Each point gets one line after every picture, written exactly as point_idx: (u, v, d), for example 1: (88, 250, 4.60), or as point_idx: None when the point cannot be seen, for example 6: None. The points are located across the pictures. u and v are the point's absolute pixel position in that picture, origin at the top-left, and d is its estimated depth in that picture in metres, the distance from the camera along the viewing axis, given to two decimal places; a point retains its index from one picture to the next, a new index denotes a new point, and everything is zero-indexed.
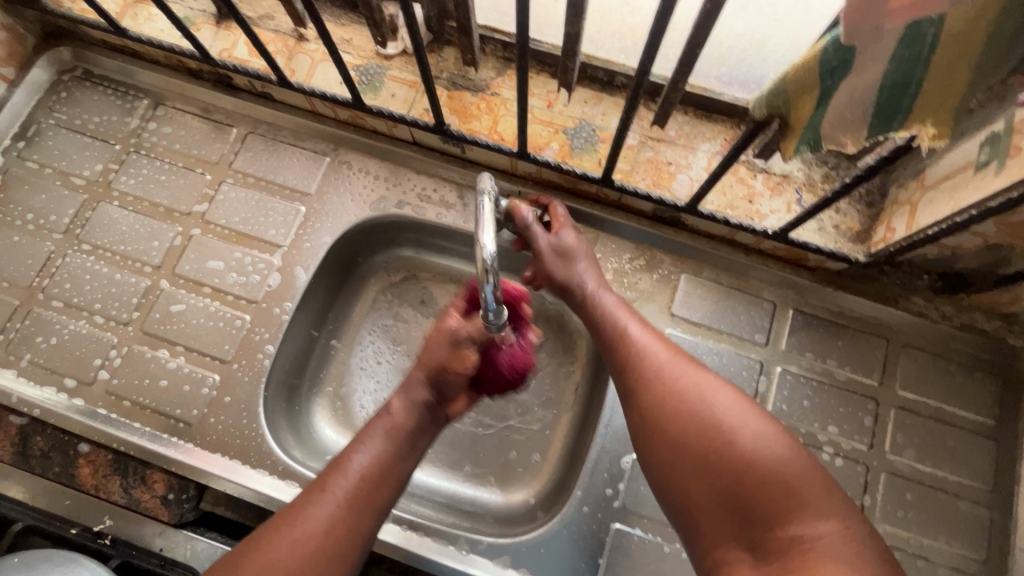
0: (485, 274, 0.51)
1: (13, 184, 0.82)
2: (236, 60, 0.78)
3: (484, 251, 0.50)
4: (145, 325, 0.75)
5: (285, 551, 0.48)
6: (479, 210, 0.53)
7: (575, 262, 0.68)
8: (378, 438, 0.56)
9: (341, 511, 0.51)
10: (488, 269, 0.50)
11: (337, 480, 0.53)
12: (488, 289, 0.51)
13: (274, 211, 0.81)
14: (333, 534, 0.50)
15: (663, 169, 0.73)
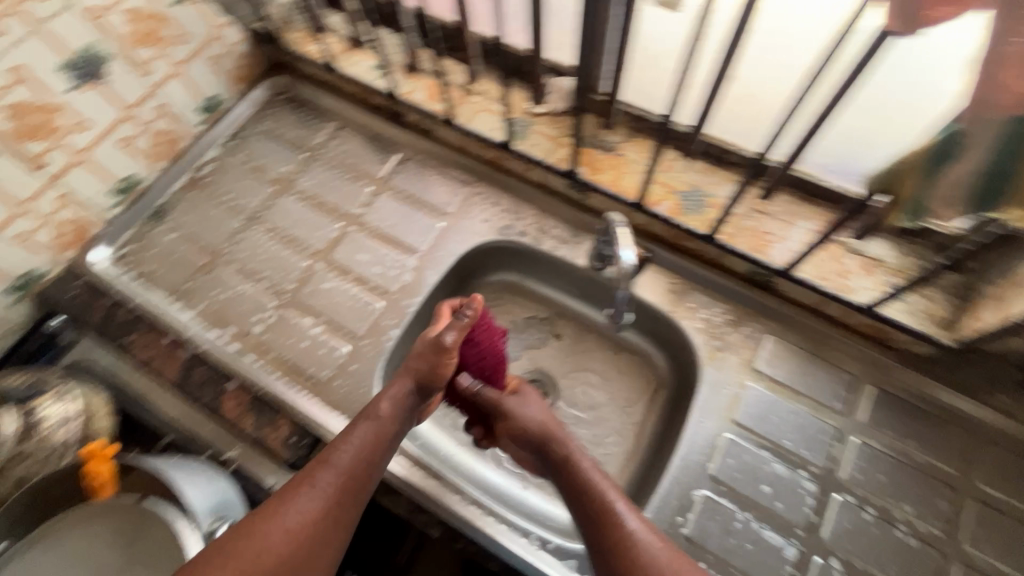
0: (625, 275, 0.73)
1: (223, 171, 1.03)
2: (415, 101, 0.97)
3: (629, 264, 0.70)
4: (299, 295, 0.90)
5: (275, 535, 0.57)
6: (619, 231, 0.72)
7: (543, 423, 0.74)
8: (363, 439, 0.66)
9: (321, 509, 0.60)
10: (629, 271, 0.72)
11: (321, 478, 0.62)
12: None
13: (418, 223, 0.96)
14: (314, 527, 0.59)
15: (762, 237, 0.82)
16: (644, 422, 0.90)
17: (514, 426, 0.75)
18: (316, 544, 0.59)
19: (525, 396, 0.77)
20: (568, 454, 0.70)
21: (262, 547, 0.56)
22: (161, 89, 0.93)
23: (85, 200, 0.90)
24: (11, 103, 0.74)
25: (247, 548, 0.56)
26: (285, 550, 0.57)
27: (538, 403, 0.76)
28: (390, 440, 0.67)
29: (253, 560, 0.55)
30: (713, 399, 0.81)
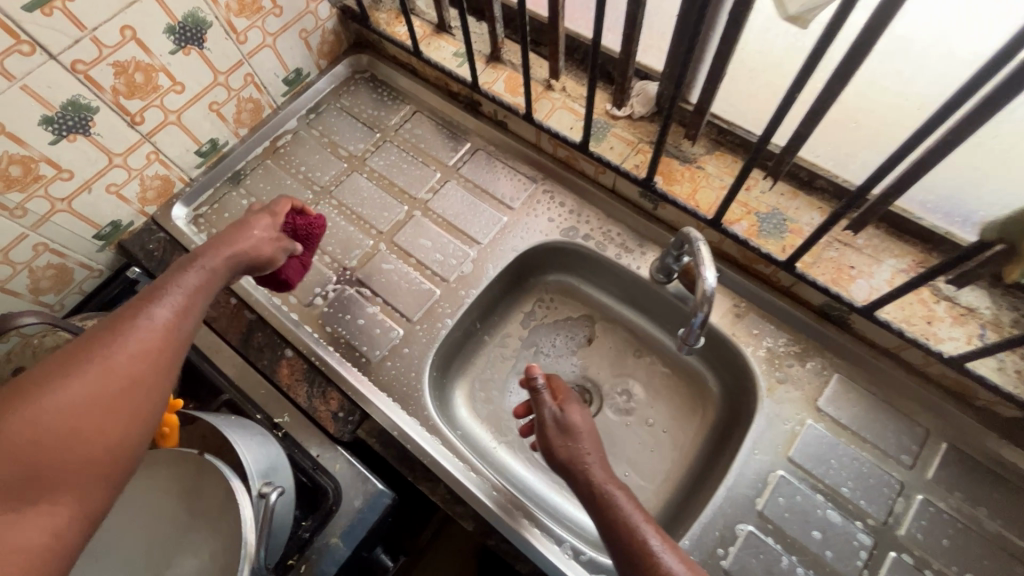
0: (702, 303, 0.67)
1: (299, 143, 1.05)
2: (494, 92, 0.97)
3: (705, 285, 0.66)
4: (359, 273, 0.92)
5: (109, 362, 0.50)
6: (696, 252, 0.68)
7: (577, 441, 0.70)
8: (189, 286, 0.61)
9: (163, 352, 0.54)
10: (706, 299, 0.67)
11: (156, 310, 0.56)
12: (699, 315, 0.68)
13: (482, 215, 0.96)
14: (137, 373, 0.51)
15: (844, 271, 0.77)
16: (690, 444, 0.88)
17: (550, 439, 0.71)
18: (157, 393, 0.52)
19: (570, 409, 0.73)
20: (600, 482, 0.66)
21: (91, 375, 0.48)
22: (252, 58, 0.95)
23: (172, 159, 0.95)
24: (118, 61, 0.78)
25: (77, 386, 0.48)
26: (120, 390, 0.50)
27: (581, 421, 0.72)
28: (213, 283, 0.63)
29: (77, 395, 0.47)
30: (769, 433, 0.77)
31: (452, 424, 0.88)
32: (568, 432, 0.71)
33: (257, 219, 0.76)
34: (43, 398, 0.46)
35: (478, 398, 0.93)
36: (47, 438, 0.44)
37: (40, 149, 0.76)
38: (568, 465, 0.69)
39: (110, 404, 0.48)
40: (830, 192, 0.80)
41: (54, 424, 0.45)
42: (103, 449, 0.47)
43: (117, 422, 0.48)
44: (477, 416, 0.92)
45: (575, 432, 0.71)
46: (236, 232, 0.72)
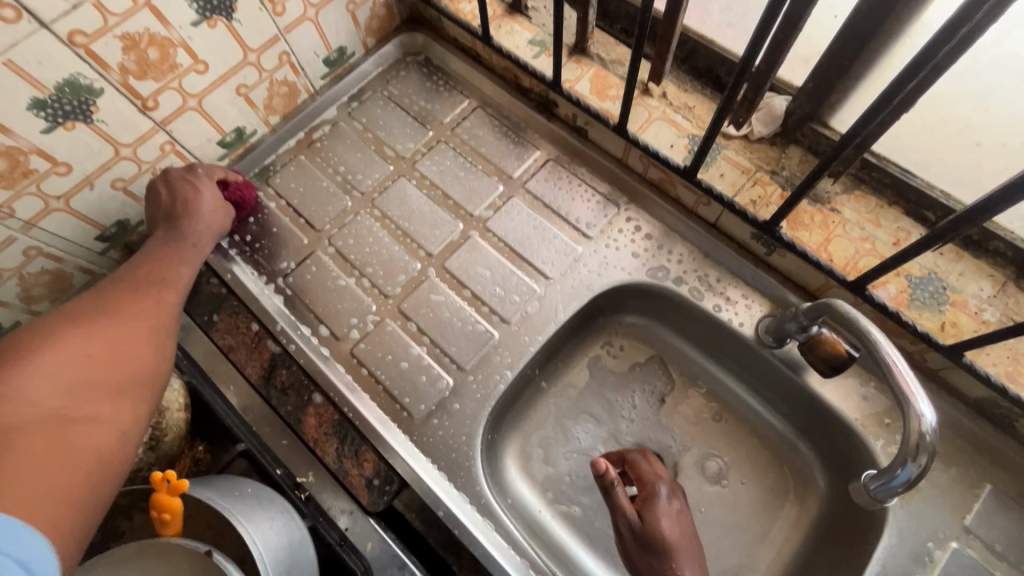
0: (917, 453, 0.51)
1: (338, 137, 0.90)
2: (577, 93, 0.80)
3: (925, 430, 0.49)
4: (403, 304, 0.78)
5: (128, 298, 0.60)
6: (893, 370, 0.50)
7: (670, 559, 0.60)
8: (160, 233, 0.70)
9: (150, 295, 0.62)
10: (925, 450, 0.50)
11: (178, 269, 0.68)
12: (911, 466, 0.52)
13: (552, 243, 0.80)
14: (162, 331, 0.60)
15: (1021, 362, 0.61)
16: (784, 541, 0.73)
17: (631, 553, 0.62)
18: (160, 340, 0.59)
19: (654, 516, 0.63)
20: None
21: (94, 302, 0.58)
22: (290, 33, 0.79)
23: (190, 150, 0.80)
24: (127, 33, 0.62)
25: (83, 335, 0.53)
26: (127, 337, 0.56)
27: (670, 531, 0.62)
28: (195, 245, 0.71)
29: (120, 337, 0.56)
30: (903, 555, 0.62)
31: (502, 492, 0.75)
32: (654, 549, 0.61)
33: (204, 188, 0.74)
34: (59, 340, 0.51)
35: (532, 459, 0.79)
36: (82, 377, 0.50)
37: (30, 139, 0.62)
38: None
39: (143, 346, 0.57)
40: (1008, 257, 0.63)
41: (75, 357, 0.51)
42: (119, 383, 0.53)
43: (124, 362, 0.54)
44: (531, 482, 0.78)
45: (666, 548, 0.61)
46: (190, 193, 0.72)
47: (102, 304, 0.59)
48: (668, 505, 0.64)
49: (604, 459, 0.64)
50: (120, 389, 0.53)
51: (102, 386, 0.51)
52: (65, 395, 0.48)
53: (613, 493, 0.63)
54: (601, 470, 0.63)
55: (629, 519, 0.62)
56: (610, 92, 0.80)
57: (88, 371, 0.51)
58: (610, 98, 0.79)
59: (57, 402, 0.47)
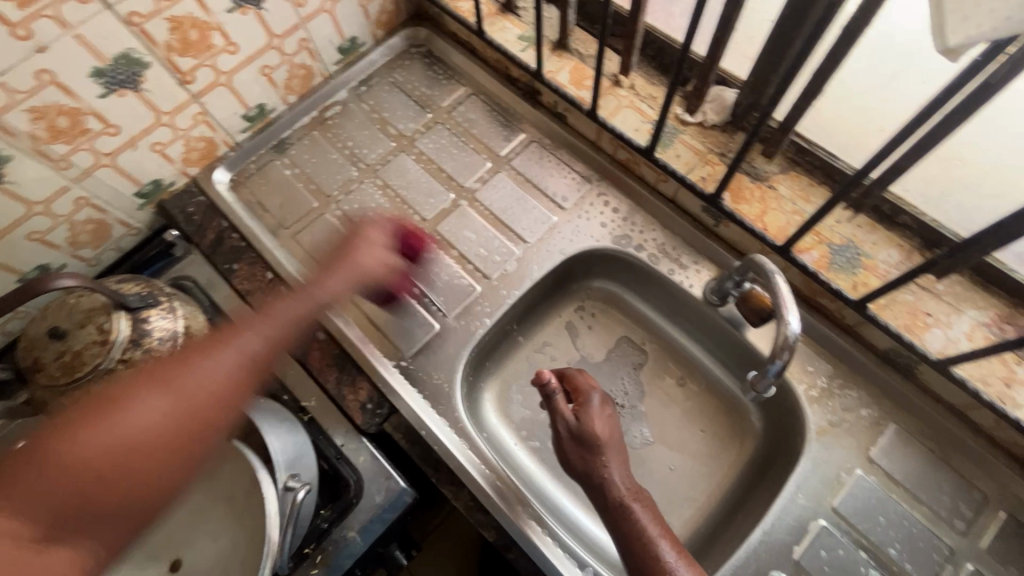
0: (780, 348, 0.63)
1: (348, 116, 1.02)
2: (557, 82, 0.91)
3: (788, 330, 0.62)
4: (398, 260, 0.89)
5: (187, 388, 0.63)
6: (776, 292, 0.64)
7: (598, 454, 0.70)
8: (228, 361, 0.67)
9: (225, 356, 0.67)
10: (786, 346, 0.62)
11: (218, 357, 0.67)
12: (777, 362, 0.63)
13: (532, 212, 0.91)
14: (181, 413, 0.61)
15: (919, 317, 0.72)
16: (723, 476, 0.84)
17: (566, 448, 0.72)
18: (221, 412, 0.63)
19: (587, 418, 0.72)
20: (619, 499, 0.67)
21: (173, 388, 0.63)
22: (309, 23, 0.91)
23: (218, 121, 0.91)
24: (174, 16, 0.74)
25: (152, 403, 0.61)
26: (190, 407, 0.62)
27: (601, 431, 0.71)
28: (249, 331, 0.70)
29: (136, 425, 0.58)
30: (816, 479, 0.73)
31: (478, 426, 0.86)
32: (586, 444, 0.71)
33: (372, 230, 0.82)
34: (92, 436, 0.56)
35: (507, 402, 0.91)
36: (114, 461, 0.56)
37: (89, 102, 0.74)
38: (588, 477, 0.70)
39: (168, 440, 0.59)
40: (913, 229, 0.74)
41: (68, 486, 0.53)
42: (129, 505, 0.55)
43: (144, 464, 0.57)
44: (505, 421, 0.90)
45: (595, 444, 0.70)
46: (354, 255, 0.79)
47: (173, 360, 0.65)
48: (599, 411, 0.73)
49: (548, 371, 0.75)
50: (167, 461, 0.58)
51: (138, 462, 0.57)
52: (102, 467, 0.55)
53: (551, 399, 0.73)
54: (544, 379, 0.74)
55: (566, 420, 0.73)
56: (586, 83, 0.91)
57: (156, 439, 0.59)
58: (586, 88, 0.91)
59: (70, 479, 0.53)
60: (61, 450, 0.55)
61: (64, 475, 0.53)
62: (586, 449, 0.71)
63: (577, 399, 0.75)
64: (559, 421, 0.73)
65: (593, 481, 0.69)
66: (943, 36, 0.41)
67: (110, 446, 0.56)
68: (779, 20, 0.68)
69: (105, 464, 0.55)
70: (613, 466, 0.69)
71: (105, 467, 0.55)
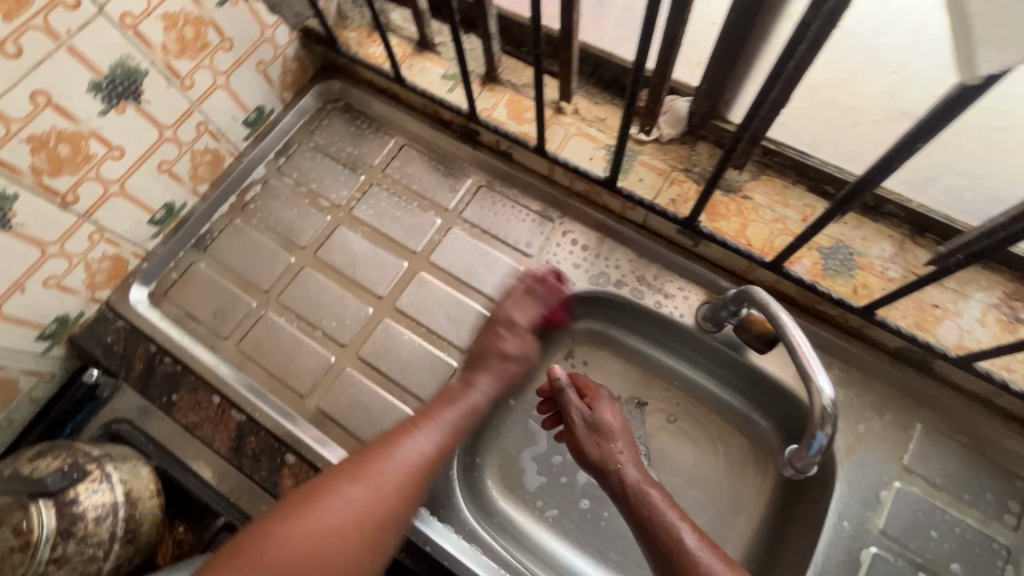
0: (822, 419, 0.56)
1: (271, 195, 0.91)
2: (495, 121, 0.83)
3: (825, 400, 0.55)
4: (360, 351, 0.80)
5: (339, 509, 0.60)
6: (797, 352, 0.57)
7: (610, 441, 0.71)
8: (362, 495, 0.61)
9: (385, 477, 0.62)
10: (828, 417, 0.56)
11: (386, 463, 0.63)
12: (820, 432, 0.58)
13: (497, 266, 0.83)
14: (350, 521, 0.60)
15: (927, 311, 0.67)
16: (754, 507, 0.78)
17: (581, 438, 0.72)
18: (385, 531, 0.61)
19: (599, 407, 0.74)
20: (634, 483, 0.67)
21: (321, 515, 0.59)
22: (203, 103, 0.80)
23: (120, 234, 0.79)
24: (34, 134, 0.62)
25: (303, 528, 0.58)
26: (357, 512, 0.60)
27: (611, 418, 0.73)
28: (350, 494, 0.61)
29: (330, 516, 0.59)
30: (856, 502, 0.68)
31: (485, 513, 0.79)
32: (599, 432, 0.72)
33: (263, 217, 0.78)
34: (265, 555, 0.56)
35: (512, 473, 0.83)
36: (309, 547, 0.58)
37: None
38: (601, 464, 0.70)
39: (350, 533, 0.59)
40: (901, 217, 0.69)
41: None
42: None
43: (347, 545, 0.59)
44: (514, 497, 0.82)
45: (605, 430, 0.72)
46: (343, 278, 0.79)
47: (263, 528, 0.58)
48: (605, 402, 0.75)
49: (557, 366, 0.74)
50: (338, 569, 0.58)
51: (310, 564, 0.57)
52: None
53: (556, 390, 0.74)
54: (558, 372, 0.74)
55: (580, 411, 0.73)
56: (526, 115, 0.83)
57: (301, 566, 0.57)
58: (527, 120, 0.83)
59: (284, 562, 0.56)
60: (257, 549, 0.56)
61: (287, 560, 0.56)
62: (597, 433, 0.72)
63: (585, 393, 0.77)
64: (571, 412, 0.73)
65: (605, 471, 0.70)
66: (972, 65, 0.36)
67: (285, 557, 0.56)
68: (726, 26, 0.61)
69: (298, 557, 0.57)
70: (621, 452, 0.70)
71: (305, 558, 0.57)
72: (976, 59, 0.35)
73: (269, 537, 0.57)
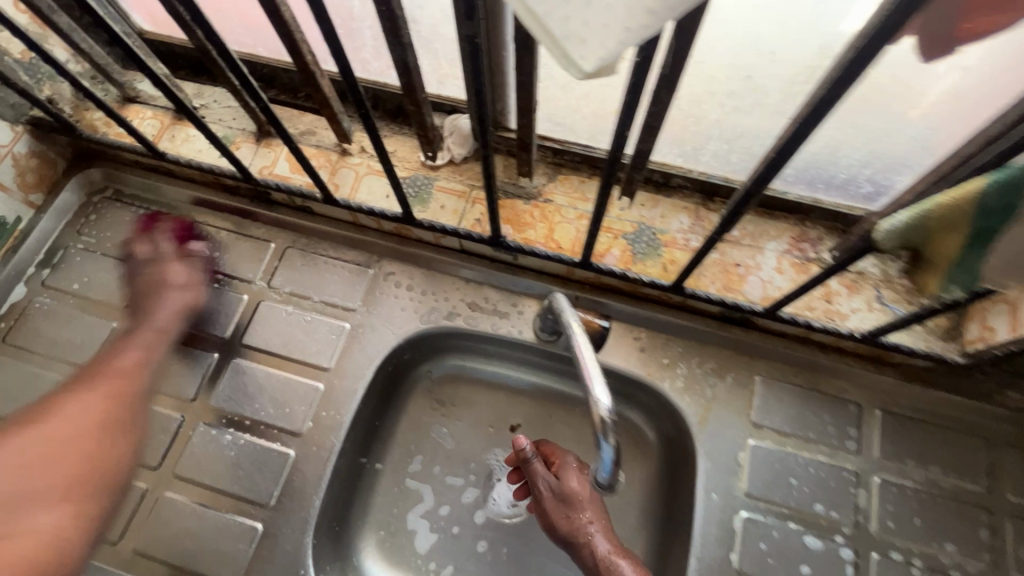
0: (602, 428, 0.57)
1: (38, 316, 0.77)
2: (278, 178, 0.77)
3: (601, 409, 0.56)
4: (177, 469, 0.69)
5: (87, 417, 0.56)
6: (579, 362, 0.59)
7: (578, 511, 0.66)
8: (97, 392, 0.59)
9: (111, 375, 0.61)
10: (606, 424, 0.56)
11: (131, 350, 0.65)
12: (605, 442, 0.57)
13: (320, 330, 0.76)
14: (107, 416, 0.57)
15: (731, 271, 0.70)
16: (644, 504, 0.74)
17: (549, 511, 0.67)
18: (122, 447, 0.57)
19: (566, 476, 0.68)
20: (605, 555, 0.63)
21: (68, 414, 0.56)
22: None
23: None
24: None
25: (72, 408, 0.56)
26: (100, 414, 0.57)
27: (579, 487, 0.67)
28: (90, 391, 0.59)
29: (72, 414, 0.56)
30: (718, 472, 0.68)
31: None
32: (566, 503, 0.66)
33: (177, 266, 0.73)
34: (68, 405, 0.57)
35: (396, 541, 0.76)
36: (79, 441, 0.55)
37: None
38: (571, 537, 0.65)
39: (93, 439, 0.55)
40: (689, 187, 0.71)
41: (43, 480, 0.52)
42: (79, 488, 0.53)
43: (96, 438, 0.56)
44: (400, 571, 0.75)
45: (573, 501, 0.66)
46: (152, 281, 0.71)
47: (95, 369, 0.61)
48: (575, 468, 0.69)
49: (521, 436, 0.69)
50: (93, 466, 0.55)
51: (60, 461, 0.53)
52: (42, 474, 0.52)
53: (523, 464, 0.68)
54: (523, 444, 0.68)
55: (546, 481, 0.67)
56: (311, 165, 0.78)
57: (73, 449, 0.54)
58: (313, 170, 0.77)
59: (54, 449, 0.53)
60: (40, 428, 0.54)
61: (61, 450, 0.54)
62: (566, 506, 0.67)
63: (552, 460, 0.71)
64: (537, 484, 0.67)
65: (575, 543, 0.65)
66: (574, 64, 0.32)
67: (51, 438, 0.54)
68: None
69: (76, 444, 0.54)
70: (593, 522, 0.65)
71: (52, 440, 0.53)
72: (577, 59, 0.32)
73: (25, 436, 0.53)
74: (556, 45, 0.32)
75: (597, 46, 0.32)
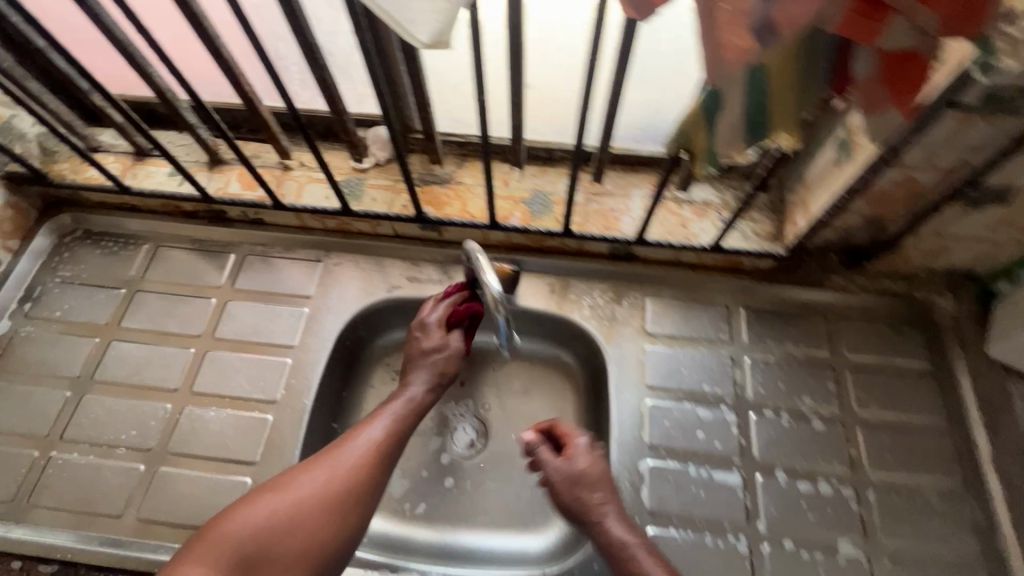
0: (496, 306, 0.74)
1: (23, 342, 0.87)
2: (232, 195, 0.91)
3: (493, 291, 0.73)
4: (168, 447, 0.79)
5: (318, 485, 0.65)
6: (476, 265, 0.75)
7: (592, 491, 0.70)
8: (326, 471, 0.66)
9: (351, 450, 0.68)
10: (498, 302, 0.73)
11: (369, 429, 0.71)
12: (500, 317, 0.74)
13: (283, 316, 0.89)
14: (327, 493, 0.64)
15: (609, 215, 0.88)
16: (576, 418, 0.91)
17: (559, 494, 0.71)
18: (334, 513, 0.64)
19: (575, 457, 0.73)
20: (619, 537, 0.67)
21: (307, 478, 0.65)
22: None
23: None
24: None
25: (268, 495, 0.63)
26: (327, 491, 0.64)
27: (589, 466, 0.72)
28: (321, 473, 0.65)
29: (309, 487, 0.64)
30: (625, 373, 0.85)
31: None
32: (579, 483, 0.71)
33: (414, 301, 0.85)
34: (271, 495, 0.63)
35: None
36: (298, 505, 0.63)
37: None
38: (585, 518, 0.70)
39: (327, 507, 0.64)
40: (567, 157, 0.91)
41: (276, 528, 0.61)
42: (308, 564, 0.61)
43: (322, 516, 0.63)
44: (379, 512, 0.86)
45: (585, 481, 0.71)
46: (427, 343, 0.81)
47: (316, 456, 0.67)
48: (586, 449, 0.74)
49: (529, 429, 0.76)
50: (318, 522, 0.62)
51: (285, 531, 0.61)
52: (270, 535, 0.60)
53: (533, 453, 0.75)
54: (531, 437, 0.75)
55: (555, 465, 0.72)
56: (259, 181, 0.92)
57: (283, 519, 0.61)
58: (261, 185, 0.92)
59: (276, 521, 0.61)
60: (281, 495, 0.63)
61: (279, 524, 0.61)
62: (577, 489, 0.71)
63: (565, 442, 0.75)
64: (548, 468, 0.72)
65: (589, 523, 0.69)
66: (416, 31, 0.43)
67: (293, 505, 0.62)
68: None
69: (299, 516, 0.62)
70: (602, 502, 0.70)
71: (278, 520, 0.61)
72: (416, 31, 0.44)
73: (273, 501, 0.62)
74: (399, 24, 0.43)
75: (424, 20, 0.43)
